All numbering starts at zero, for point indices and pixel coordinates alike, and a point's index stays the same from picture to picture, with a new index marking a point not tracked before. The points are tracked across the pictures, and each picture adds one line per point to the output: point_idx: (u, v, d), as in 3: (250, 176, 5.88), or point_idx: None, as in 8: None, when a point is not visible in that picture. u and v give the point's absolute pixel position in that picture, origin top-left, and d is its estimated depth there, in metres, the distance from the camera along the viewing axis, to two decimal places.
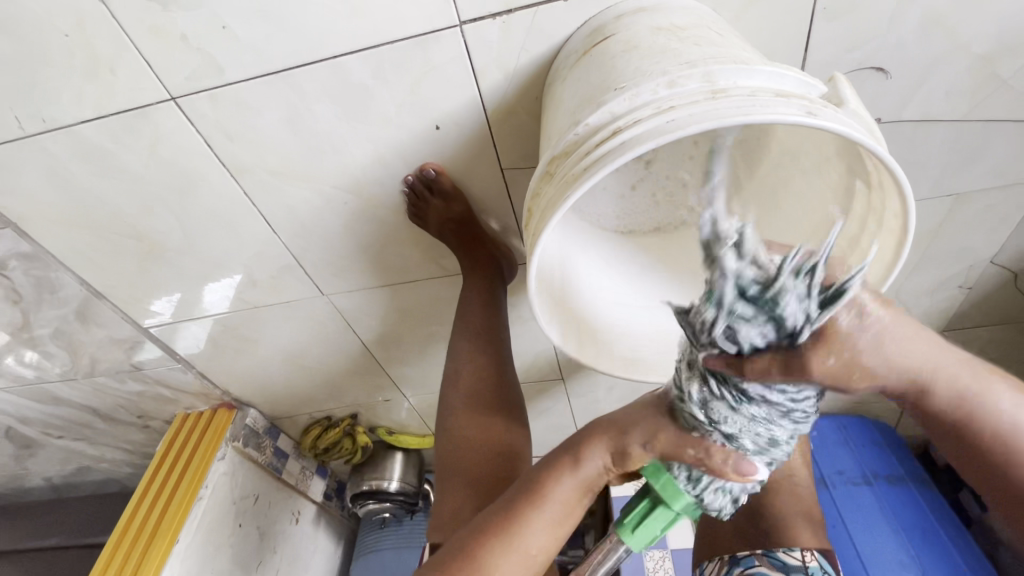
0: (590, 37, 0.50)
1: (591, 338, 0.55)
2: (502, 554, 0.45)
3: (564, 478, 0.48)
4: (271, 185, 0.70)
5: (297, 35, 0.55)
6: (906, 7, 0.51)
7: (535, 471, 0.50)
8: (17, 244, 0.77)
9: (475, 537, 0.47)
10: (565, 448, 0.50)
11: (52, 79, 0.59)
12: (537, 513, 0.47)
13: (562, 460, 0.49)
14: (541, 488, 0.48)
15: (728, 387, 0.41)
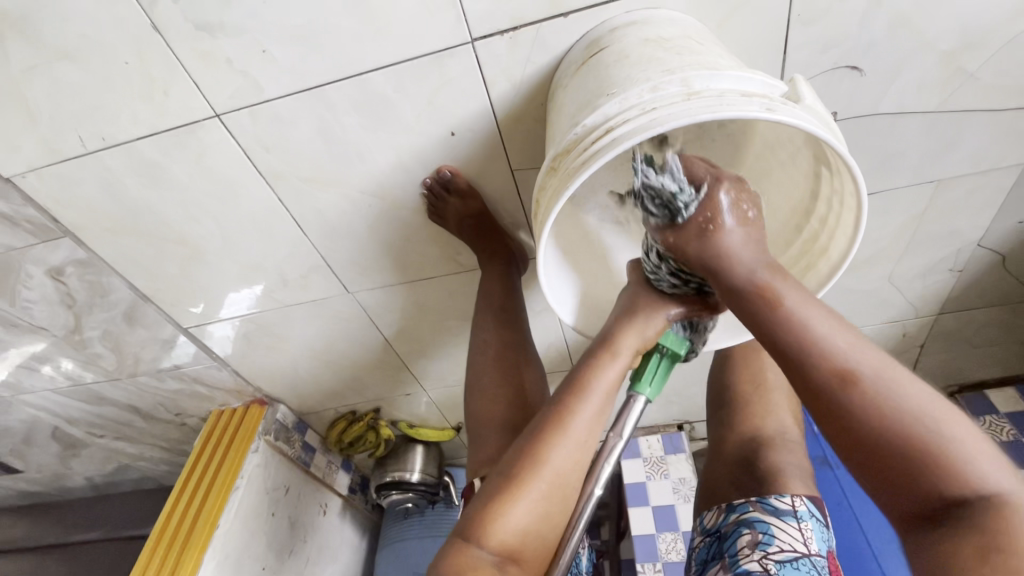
0: (588, 49, 0.57)
1: (596, 314, 0.61)
2: (558, 446, 0.48)
3: (605, 367, 0.51)
4: (303, 190, 0.77)
5: (328, 56, 0.62)
6: (874, 11, 0.57)
7: (576, 367, 0.52)
8: (75, 251, 0.85)
9: (530, 439, 0.49)
10: (599, 342, 0.53)
11: (113, 101, 0.67)
12: (585, 403, 0.49)
13: (598, 351, 0.52)
14: (584, 379, 0.50)
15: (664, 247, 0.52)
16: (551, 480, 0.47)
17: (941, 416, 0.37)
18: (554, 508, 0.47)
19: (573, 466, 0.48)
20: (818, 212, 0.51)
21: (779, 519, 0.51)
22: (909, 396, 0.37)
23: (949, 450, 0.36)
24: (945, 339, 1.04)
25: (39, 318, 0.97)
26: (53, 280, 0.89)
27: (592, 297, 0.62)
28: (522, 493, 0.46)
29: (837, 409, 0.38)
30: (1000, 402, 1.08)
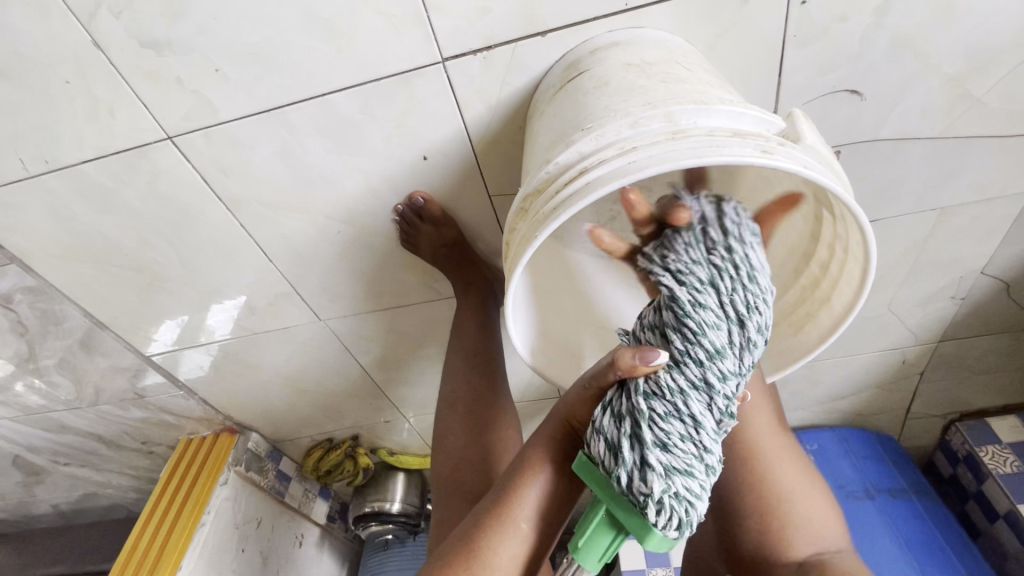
0: (567, 71, 0.52)
1: (553, 347, 0.58)
2: (500, 538, 0.45)
3: (551, 448, 0.49)
4: (267, 217, 0.72)
5: (287, 76, 0.57)
6: (876, 30, 0.52)
7: (525, 449, 0.50)
8: (23, 278, 0.79)
9: (471, 528, 0.46)
10: (547, 419, 0.51)
11: (54, 123, 0.61)
12: (526, 493, 0.47)
13: (545, 429, 0.50)
14: (529, 461, 0.49)
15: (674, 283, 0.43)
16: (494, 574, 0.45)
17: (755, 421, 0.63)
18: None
19: (514, 562, 0.46)
20: (819, 257, 0.47)
21: None
22: (756, 415, 0.59)
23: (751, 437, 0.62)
24: (944, 367, 1.00)
25: None
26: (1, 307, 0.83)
27: (553, 339, 0.58)
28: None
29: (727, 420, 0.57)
30: (1003, 432, 1.04)
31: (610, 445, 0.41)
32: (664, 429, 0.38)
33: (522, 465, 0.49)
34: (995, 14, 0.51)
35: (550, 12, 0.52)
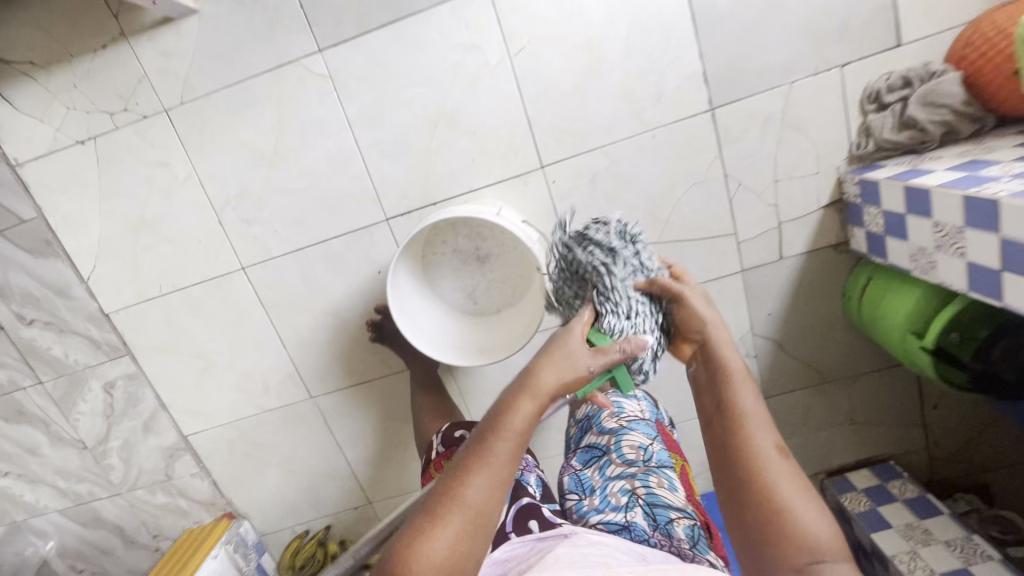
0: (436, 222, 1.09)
1: (455, 353, 1.01)
2: (475, 481, 0.56)
3: (523, 407, 0.60)
4: (287, 315, 1.20)
5: (309, 231, 1.13)
6: (594, 191, 1.08)
7: (495, 413, 0.61)
8: (129, 367, 1.24)
9: (455, 477, 0.57)
10: (522, 382, 0.61)
11: (185, 263, 1.16)
12: (500, 446, 0.58)
13: (524, 400, 0.60)
14: (500, 431, 0.59)
15: (618, 306, 0.67)
16: (466, 513, 0.55)
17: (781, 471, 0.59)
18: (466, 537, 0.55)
19: (489, 499, 0.56)
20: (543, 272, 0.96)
21: (623, 397, 0.91)
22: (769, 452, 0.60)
23: (763, 489, 0.58)
24: (785, 424, 1.29)
25: (81, 428, 1.30)
26: (105, 392, 1.26)
27: (454, 350, 1.01)
28: (441, 531, 0.54)
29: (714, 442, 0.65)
30: (857, 480, 1.26)
31: (643, 345, 0.67)
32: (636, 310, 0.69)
33: (493, 432, 0.59)
34: (648, 180, 1.06)
35: (436, 193, 1.09)
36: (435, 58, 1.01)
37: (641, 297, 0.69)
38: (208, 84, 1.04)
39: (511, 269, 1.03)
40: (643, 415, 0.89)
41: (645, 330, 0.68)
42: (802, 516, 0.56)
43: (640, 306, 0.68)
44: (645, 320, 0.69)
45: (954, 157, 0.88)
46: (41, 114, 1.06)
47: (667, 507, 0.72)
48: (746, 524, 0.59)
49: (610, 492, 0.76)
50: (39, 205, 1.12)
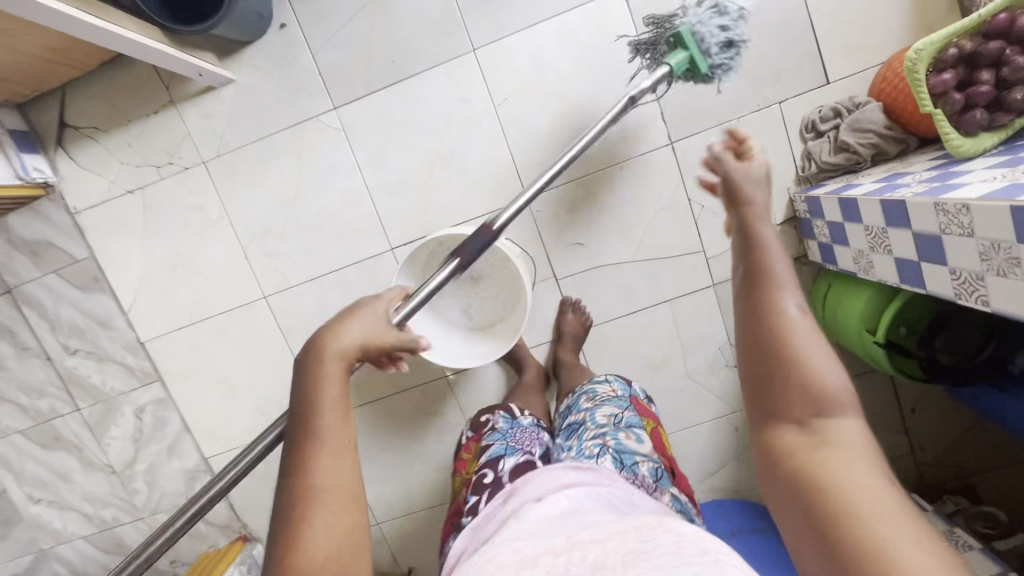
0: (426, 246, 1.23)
1: (455, 356, 1.12)
2: (319, 463, 0.51)
3: (322, 376, 0.55)
4: (302, 339, 1.32)
5: (323, 262, 1.27)
6: (573, 216, 1.21)
7: (305, 388, 0.55)
8: (159, 392, 1.36)
9: (292, 472, 0.51)
10: (298, 378, 0.56)
11: (214, 294, 1.30)
12: (322, 419, 0.52)
13: (322, 370, 0.56)
14: (323, 389, 0.54)
15: (689, 6, 0.95)
16: (324, 499, 0.49)
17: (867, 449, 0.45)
18: (337, 519, 0.48)
19: (343, 478, 0.50)
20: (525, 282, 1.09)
21: (599, 382, 1.02)
22: (843, 442, 0.45)
23: (834, 471, 0.43)
24: None
25: (111, 452, 1.40)
26: (135, 417, 1.38)
27: (453, 354, 1.12)
28: (312, 531, 0.47)
29: (772, 400, 0.48)
30: None
31: (710, 24, 0.92)
32: (723, 54, 0.94)
33: (312, 393, 0.54)
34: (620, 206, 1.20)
35: (435, 224, 1.24)
36: (432, 110, 1.19)
37: (705, 6, 0.93)
38: (240, 140, 1.23)
39: (499, 283, 1.16)
40: (614, 391, 0.98)
41: (728, 21, 0.92)
42: (883, 508, 0.41)
43: (727, 6, 0.91)
44: (736, 13, 0.92)
45: (882, 172, 1.01)
46: (99, 169, 1.25)
47: (633, 454, 0.81)
48: (800, 522, 0.44)
49: (585, 449, 0.84)
50: (91, 247, 1.29)
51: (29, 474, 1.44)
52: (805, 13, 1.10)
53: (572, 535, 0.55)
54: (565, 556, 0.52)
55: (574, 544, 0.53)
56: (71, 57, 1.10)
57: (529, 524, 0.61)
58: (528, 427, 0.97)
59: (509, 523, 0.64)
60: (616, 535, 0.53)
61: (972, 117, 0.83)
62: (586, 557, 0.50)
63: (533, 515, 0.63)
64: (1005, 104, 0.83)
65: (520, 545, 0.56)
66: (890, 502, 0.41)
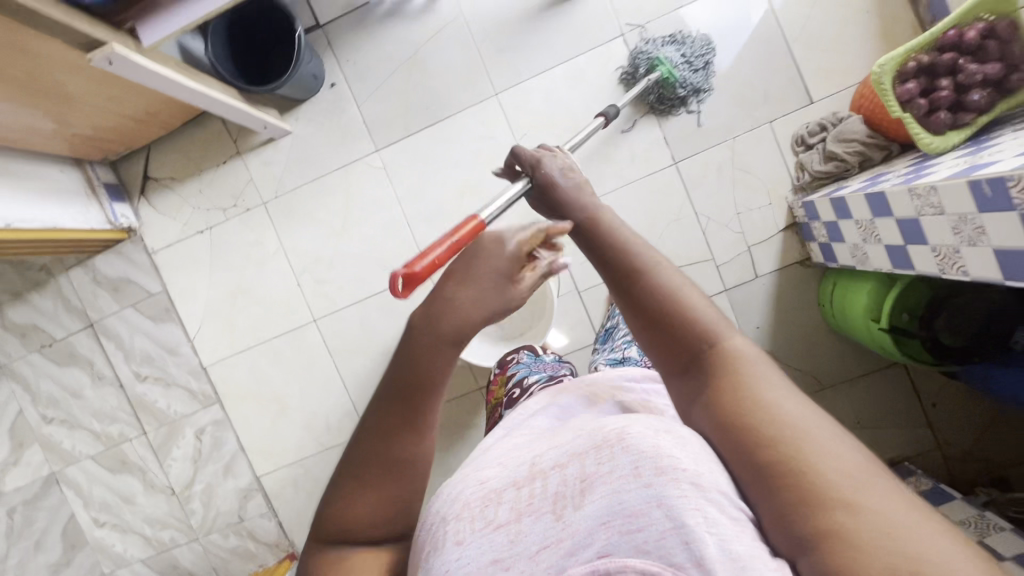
0: None
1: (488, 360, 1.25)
2: (413, 442, 0.56)
3: (443, 353, 0.54)
4: (348, 358, 1.44)
5: (367, 285, 1.41)
6: None
7: (410, 355, 0.54)
8: (218, 413, 1.48)
9: (381, 440, 0.56)
10: (421, 329, 0.54)
11: (269, 319, 1.44)
12: (428, 409, 0.56)
13: (442, 334, 0.53)
14: (443, 376, 0.55)
15: (674, 52, 1.25)
16: (399, 470, 0.56)
17: (761, 368, 0.52)
18: (396, 481, 0.56)
19: (421, 456, 0.57)
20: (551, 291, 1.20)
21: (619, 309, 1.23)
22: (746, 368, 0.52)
23: (748, 398, 0.50)
24: None
25: (172, 473, 1.51)
26: (195, 438, 1.49)
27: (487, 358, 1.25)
28: (368, 493, 0.56)
29: (681, 354, 0.56)
30: None
31: (688, 74, 1.24)
32: (694, 74, 1.24)
33: (426, 383, 0.55)
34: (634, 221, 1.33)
35: None
36: (462, 146, 1.36)
37: (684, 54, 1.24)
38: (296, 181, 1.41)
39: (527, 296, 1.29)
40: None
41: (697, 73, 1.25)
42: (789, 415, 0.48)
43: (698, 61, 1.24)
44: (702, 52, 1.25)
45: (868, 176, 1.13)
46: (173, 214, 1.43)
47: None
48: (739, 456, 0.48)
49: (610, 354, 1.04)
50: (163, 282, 1.45)
51: (96, 499, 1.54)
52: (785, 44, 1.25)
53: (536, 461, 0.57)
54: (528, 488, 0.54)
55: (536, 473, 0.55)
56: (161, 119, 1.31)
57: (509, 451, 0.64)
58: (552, 362, 1.11)
59: (495, 449, 0.66)
60: (577, 457, 0.52)
61: (936, 119, 0.96)
62: (547, 488, 0.52)
63: (517, 446, 0.65)
64: (965, 105, 0.95)
65: (486, 476, 0.58)
66: (783, 396, 0.49)
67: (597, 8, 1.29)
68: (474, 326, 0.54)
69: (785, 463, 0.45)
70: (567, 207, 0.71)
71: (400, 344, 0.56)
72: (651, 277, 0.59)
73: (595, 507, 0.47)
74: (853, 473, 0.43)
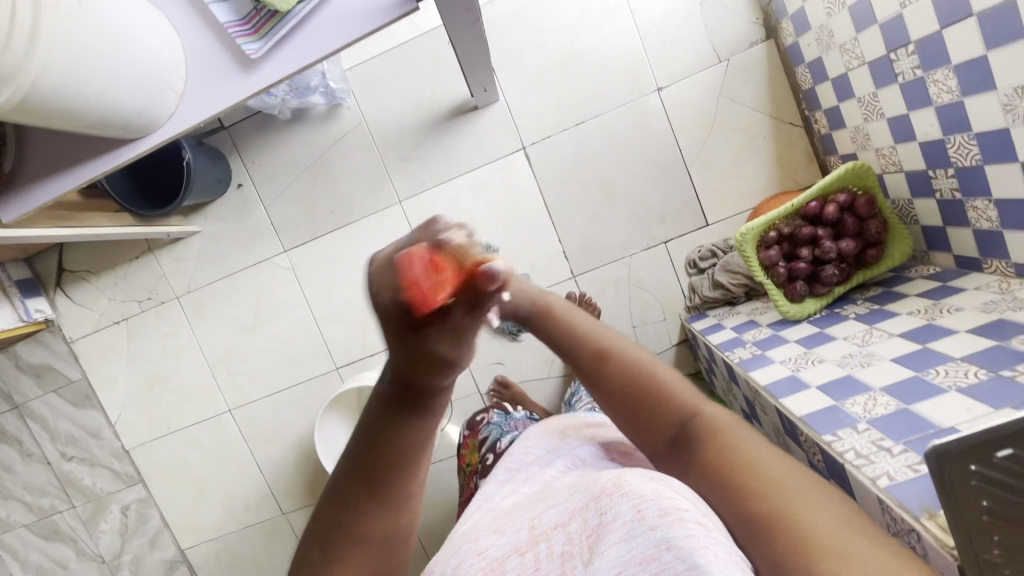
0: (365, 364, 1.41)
1: None
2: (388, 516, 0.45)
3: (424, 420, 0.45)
4: (263, 445, 1.48)
5: (279, 378, 1.45)
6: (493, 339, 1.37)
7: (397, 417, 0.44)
8: (143, 491, 1.55)
9: (352, 508, 0.45)
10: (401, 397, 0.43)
11: (186, 407, 1.49)
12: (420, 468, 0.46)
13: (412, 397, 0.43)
14: (422, 447, 0.46)
15: None
16: (377, 549, 0.45)
17: (734, 425, 0.47)
18: (376, 569, 0.45)
19: (399, 526, 0.46)
20: None
21: None
22: (727, 426, 0.47)
23: (737, 462, 0.44)
24: None
25: (101, 545, 1.58)
26: (122, 513, 1.56)
27: None
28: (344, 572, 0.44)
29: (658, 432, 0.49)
30: None
31: None
32: None
33: (408, 463, 0.46)
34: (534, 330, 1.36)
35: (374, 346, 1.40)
36: (367, 250, 1.37)
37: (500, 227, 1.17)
38: (206, 278, 1.43)
39: None
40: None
41: None
42: (779, 474, 0.43)
43: None
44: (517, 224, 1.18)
45: (746, 315, 1.15)
46: (90, 305, 1.46)
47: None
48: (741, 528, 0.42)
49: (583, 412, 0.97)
50: (84, 369, 1.50)
51: (31, 564, 1.61)
52: (682, 165, 1.25)
53: (537, 523, 0.50)
54: (533, 553, 0.48)
55: (538, 536, 0.49)
56: None
57: (497, 516, 0.57)
58: (522, 420, 1.06)
59: (479, 520, 0.59)
60: (578, 513, 0.47)
61: (793, 288, 0.96)
62: (553, 549, 0.47)
63: (507, 506, 0.59)
64: (821, 277, 0.96)
65: (483, 545, 0.51)
66: (786, 477, 0.43)
67: (498, 120, 1.28)
68: (436, 391, 0.43)
69: (778, 535, 0.40)
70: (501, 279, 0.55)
71: (363, 424, 0.45)
72: (621, 361, 0.51)
73: (608, 558, 0.42)
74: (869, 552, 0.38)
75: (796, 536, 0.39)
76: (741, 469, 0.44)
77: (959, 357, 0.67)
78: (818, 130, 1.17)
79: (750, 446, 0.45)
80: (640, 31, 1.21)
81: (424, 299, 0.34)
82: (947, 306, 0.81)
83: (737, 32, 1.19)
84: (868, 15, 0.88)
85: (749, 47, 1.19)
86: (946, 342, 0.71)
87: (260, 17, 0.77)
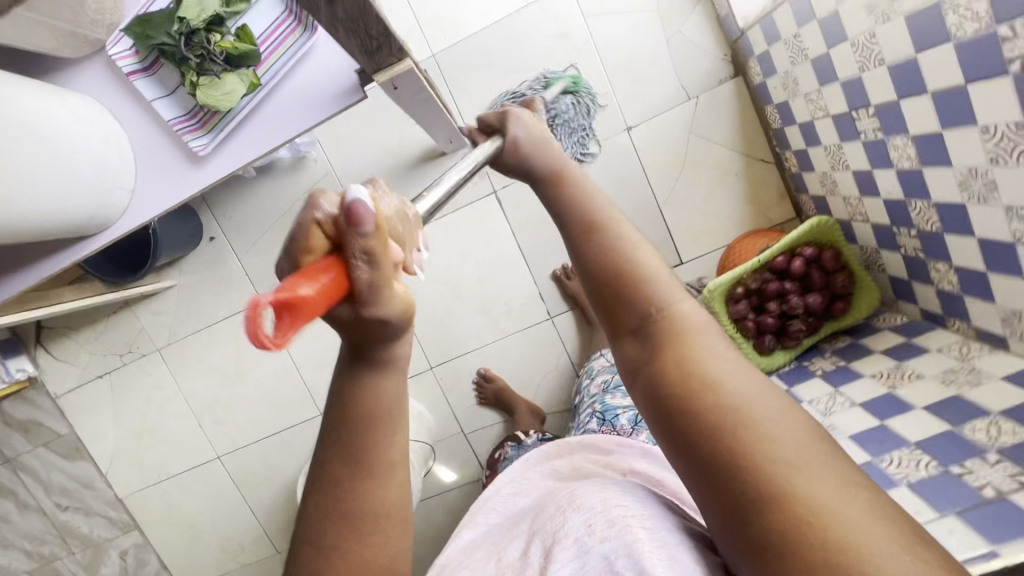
0: None
1: None
2: None
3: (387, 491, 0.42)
4: (253, 488, 1.50)
5: (264, 425, 1.46)
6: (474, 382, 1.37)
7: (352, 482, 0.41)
8: (139, 537, 1.57)
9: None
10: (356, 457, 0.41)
11: (175, 456, 1.51)
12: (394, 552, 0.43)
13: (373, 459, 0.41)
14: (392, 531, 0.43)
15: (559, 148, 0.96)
16: None
17: (705, 331, 0.40)
18: None
19: None
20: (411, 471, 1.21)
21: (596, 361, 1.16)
22: (706, 329, 0.41)
23: (705, 366, 0.38)
24: None
25: None
26: (120, 558, 1.59)
27: None
28: None
29: (625, 311, 0.43)
30: None
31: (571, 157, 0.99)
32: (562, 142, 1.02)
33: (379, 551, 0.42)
34: (514, 370, 1.36)
35: None
36: None
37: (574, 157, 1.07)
38: (185, 330, 1.42)
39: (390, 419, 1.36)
40: (607, 361, 1.12)
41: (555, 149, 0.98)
42: (749, 392, 0.36)
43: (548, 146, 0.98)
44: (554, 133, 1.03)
45: None
46: (72, 360, 1.47)
47: (616, 408, 0.92)
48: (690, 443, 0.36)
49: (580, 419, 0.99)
50: (71, 423, 1.51)
51: None
52: (654, 205, 1.23)
53: (502, 555, 0.50)
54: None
55: (502, 568, 0.50)
56: None
57: (484, 541, 0.57)
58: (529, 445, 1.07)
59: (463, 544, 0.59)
60: (536, 538, 0.48)
61: (762, 342, 0.97)
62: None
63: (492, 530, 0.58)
64: (788, 331, 0.97)
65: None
66: (734, 377, 0.37)
67: None
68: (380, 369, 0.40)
69: (731, 451, 0.34)
70: (531, 155, 0.57)
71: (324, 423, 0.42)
72: (610, 234, 0.46)
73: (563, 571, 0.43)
74: (800, 466, 0.33)
75: (754, 457, 0.33)
76: (710, 376, 0.37)
77: (913, 443, 0.69)
78: (789, 168, 1.16)
79: (724, 357, 0.39)
80: (606, 72, 1.19)
81: (287, 292, 0.28)
82: (909, 372, 0.81)
83: (703, 70, 1.17)
84: (829, 72, 0.86)
85: (717, 84, 1.17)
86: (905, 423, 0.72)
87: (205, 113, 0.76)
